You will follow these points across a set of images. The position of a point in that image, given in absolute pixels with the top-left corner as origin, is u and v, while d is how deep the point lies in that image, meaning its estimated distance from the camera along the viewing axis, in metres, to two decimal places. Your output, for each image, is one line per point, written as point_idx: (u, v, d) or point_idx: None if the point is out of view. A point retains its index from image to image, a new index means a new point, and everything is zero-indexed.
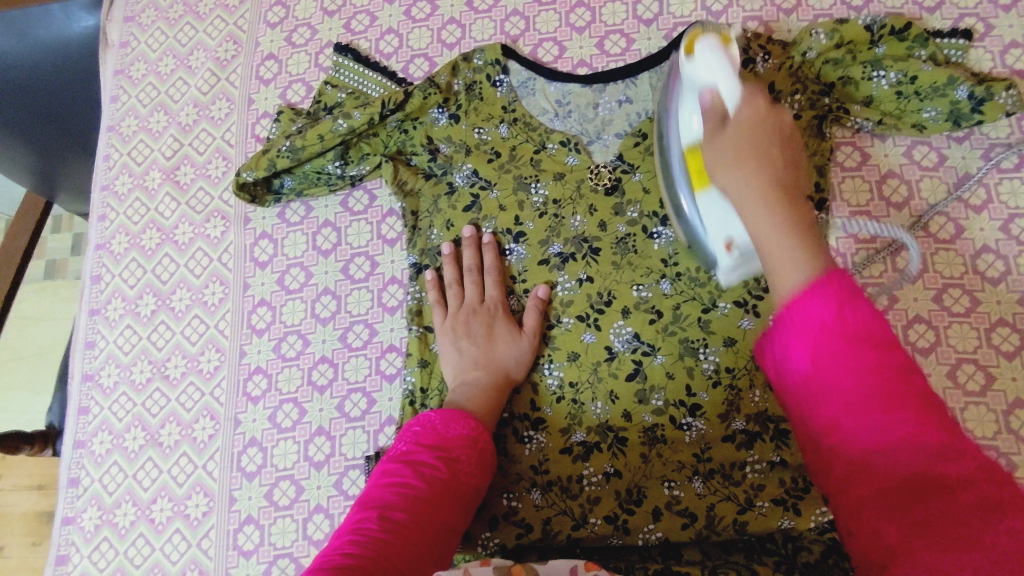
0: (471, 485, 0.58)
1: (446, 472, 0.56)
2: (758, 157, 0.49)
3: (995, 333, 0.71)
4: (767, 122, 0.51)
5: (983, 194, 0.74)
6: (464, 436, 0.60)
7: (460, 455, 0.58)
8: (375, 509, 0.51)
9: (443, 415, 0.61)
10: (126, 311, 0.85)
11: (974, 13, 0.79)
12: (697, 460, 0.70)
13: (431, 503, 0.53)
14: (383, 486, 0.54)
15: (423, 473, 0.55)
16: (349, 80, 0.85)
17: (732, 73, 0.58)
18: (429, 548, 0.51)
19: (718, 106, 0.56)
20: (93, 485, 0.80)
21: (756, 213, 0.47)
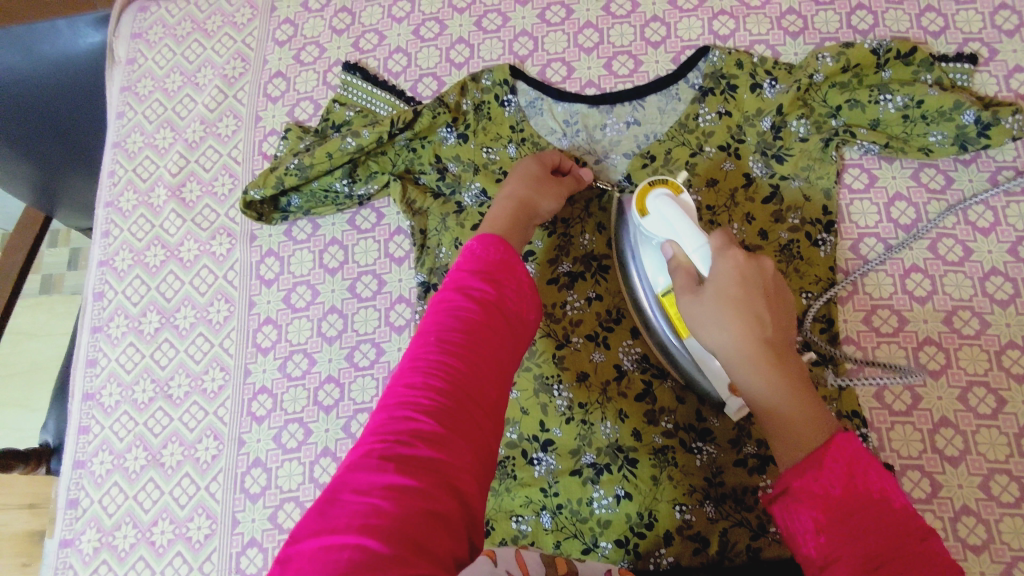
0: (523, 305, 0.57)
1: (497, 300, 0.55)
2: (746, 316, 0.52)
3: (1005, 355, 0.71)
4: (750, 276, 0.53)
5: (991, 216, 0.75)
6: (505, 261, 0.58)
7: (503, 280, 0.57)
8: (429, 345, 0.51)
9: (482, 242, 0.59)
10: (129, 329, 0.84)
11: (978, 37, 0.80)
12: (708, 484, 0.70)
13: (483, 334, 0.52)
14: (433, 323, 0.53)
15: (470, 297, 0.54)
16: (358, 98, 0.85)
17: (691, 226, 0.59)
18: (487, 380, 0.51)
19: (685, 264, 0.58)
20: (93, 507, 0.78)
21: (739, 363, 0.51)
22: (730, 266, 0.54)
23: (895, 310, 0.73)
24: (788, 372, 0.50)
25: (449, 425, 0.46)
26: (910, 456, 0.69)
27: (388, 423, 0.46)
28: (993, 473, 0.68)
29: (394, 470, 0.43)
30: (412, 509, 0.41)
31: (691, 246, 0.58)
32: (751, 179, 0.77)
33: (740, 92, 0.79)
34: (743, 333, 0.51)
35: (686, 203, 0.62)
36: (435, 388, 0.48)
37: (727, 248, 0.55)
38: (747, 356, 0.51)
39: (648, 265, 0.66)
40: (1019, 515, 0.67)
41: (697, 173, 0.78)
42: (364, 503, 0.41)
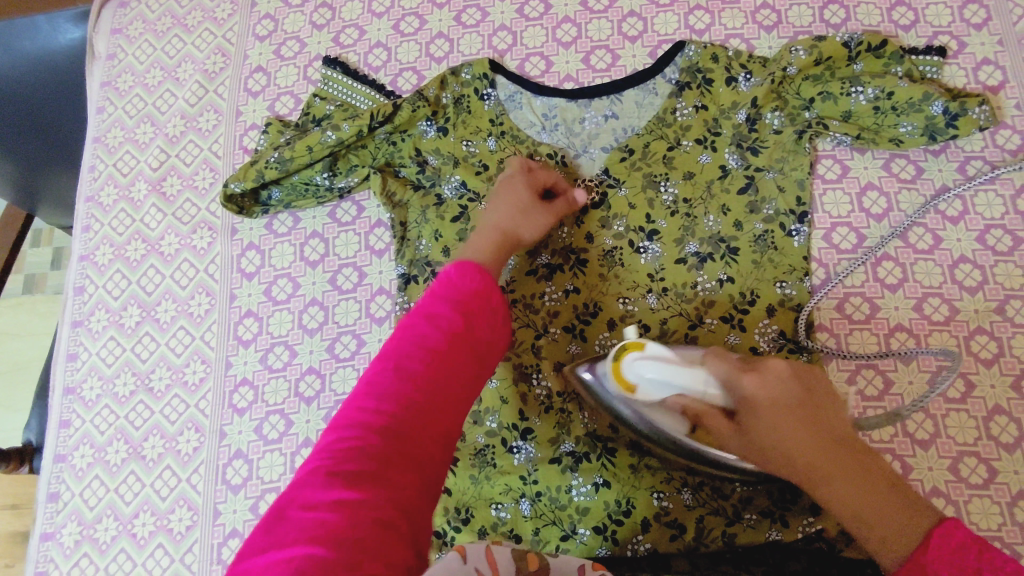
0: (490, 336, 0.58)
1: (463, 329, 0.56)
2: (806, 427, 0.51)
3: (974, 340, 0.72)
4: (787, 392, 0.52)
5: (959, 206, 0.76)
6: (476, 290, 0.58)
7: (471, 308, 0.57)
8: (387, 371, 0.52)
9: (458, 268, 0.59)
10: (110, 322, 0.84)
11: (947, 31, 0.82)
12: (685, 472, 0.70)
13: (443, 365, 0.53)
14: (396, 349, 0.53)
15: (436, 327, 0.55)
16: (338, 92, 0.85)
17: (692, 370, 0.56)
18: (444, 407, 0.52)
19: (705, 409, 0.55)
20: (74, 500, 0.78)
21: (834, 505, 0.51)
22: (756, 386, 0.52)
23: (867, 297, 0.75)
24: (840, 456, 0.51)
25: (400, 448, 0.47)
26: (882, 440, 0.71)
27: (339, 442, 0.46)
28: (962, 456, 0.69)
29: (343, 486, 0.43)
30: (361, 524, 0.41)
31: (699, 386, 0.55)
32: (727, 171, 0.78)
33: (716, 86, 0.80)
34: (808, 446, 0.51)
35: (659, 354, 0.58)
36: (389, 413, 0.48)
37: (739, 374, 0.53)
38: (823, 475, 0.51)
39: (651, 399, 0.60)
40: (988, 496, 0.68)
41: (674, 166, 0.79)
42: (310, 516, 0.41)
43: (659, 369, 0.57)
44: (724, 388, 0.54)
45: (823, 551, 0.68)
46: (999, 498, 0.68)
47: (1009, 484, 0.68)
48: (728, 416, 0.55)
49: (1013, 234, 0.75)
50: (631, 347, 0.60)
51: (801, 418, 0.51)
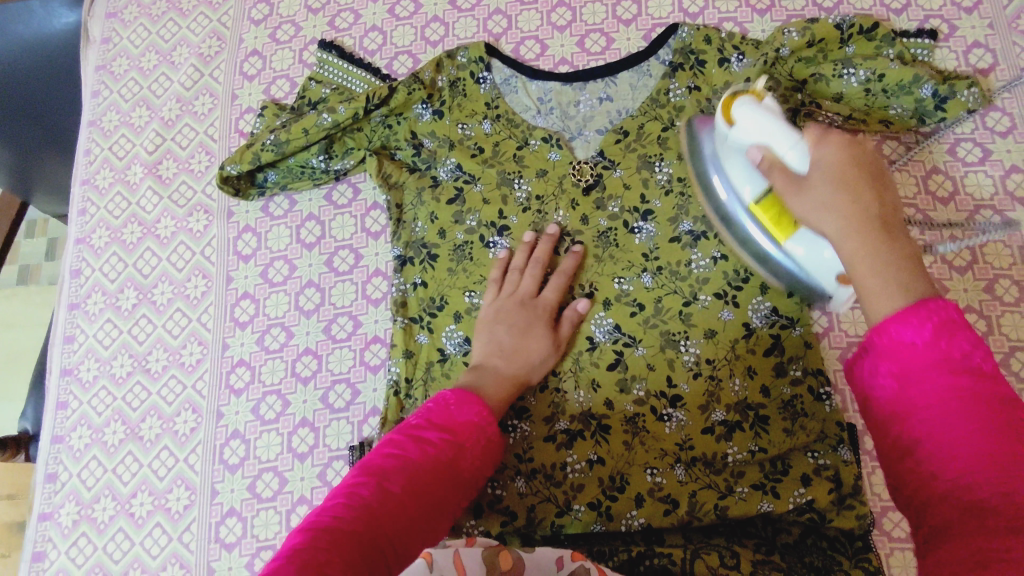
0: (476, 470, 0.55)
1: (458, 436, 0.55)
2: (852, 190, 0.49)
3: (963, 319, 0.73)
4: (860, 156, 0.51)
5: (950, 187, 0.77)
6: (471, 422, 0.56)
7: (475, 441, 0.55)
8: (366, 479, 0.48)
9: (457, 398, 0.57)
10: (106, 305, 0.84)
11: (938, 14, 0.82)
12: (679, 448, 0.71)
13: (425, 495, 0.49)
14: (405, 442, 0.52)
15: (425, 449, 0.52)
16: (334, 75, 0.86)
17: (785, 126, 0.56)
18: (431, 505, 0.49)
19: (778, 162, 0.54)
20: (72, 480, 0.79)
21: (842, 237, 0.48)
22: (832, 147, 0.51)
23: None
24: (893, 235, 0.47)
25: (368, 554, 0.43)
26: None
27: (306, 540, 0.42)
28: None
29: None
30: None
31: (787, 145, 0.54)
32: None
33: (709, 67, 0.81)
34: (846, 212, 0.48)
35: (773, 107, 0.58)
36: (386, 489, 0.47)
37: (826, 135, 0.52)
38: (847, 215, 0.48)
39: (733, 176, 0.62)
40: None
41: (668, 147, 0.79)
42: None
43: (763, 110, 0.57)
44: (808, 155, 0.53)
45: (814, 523, 0.69)
46: None
47: None
48: (788, 176, 0.53)
49: (1003, 214, 0.75)
50: (752, 94, 0.60)
51: (868, 198, 0.48)
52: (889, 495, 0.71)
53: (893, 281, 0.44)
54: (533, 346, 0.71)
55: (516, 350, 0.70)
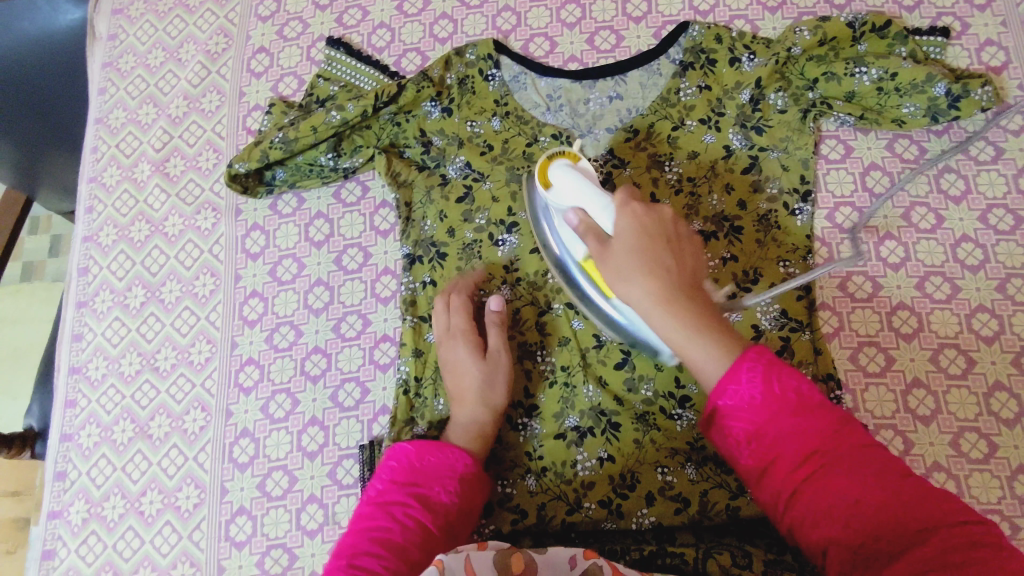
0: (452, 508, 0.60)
1: (426, 487, 0.61)
2: (653, 269, 0.54)
3: (975, 319, 0.73)
4: (651, 230, 0.56)
5: (962, 185, 0.76)
6: (435, 469, 0.62)
7: (450, 483, 0.61)
8: (341, 563, 0.53)
9: (416, 446, 0.63)
10: (115, 303, 0.84)
11: (951, 12, 0.82)
12: (690, 447, 0.71)
13: (405, 555, 0.55)
14: (371, 499, 0.59)
15: (394, 516, 0.58)
16: (342, 73, 0.85)
17: (599, 190, 0.59)
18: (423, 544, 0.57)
19: (593, 227, 0.58)
20: (81, 479, 0.79)
21: (648, 305, 0.53)
22: (627, 223, 0.56)
23: (870, 276, 0.75)
24: (691, 293, 0.54)
25: None
26: (884, 417, 0.71)
27: None
28: (962, 432, 0.70)
29: None
30: None
31: (598, 210, 0.58)
32: (730, 151, 0.79)
33: (719, 66, 0.81)
34: (648, 302, 0.53)
35: (586, 170, 0.62)
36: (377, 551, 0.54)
37: (626, 204, 0.57)
38: (651, 301, 0.53)
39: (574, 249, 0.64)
40: (988, 470, 0.68)
41: (678, 146, 0.80)
42: None
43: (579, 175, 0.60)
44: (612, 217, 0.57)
45: None
46: (1000, 473, 0.68)
47: (1010, 459, 0.69)
48: (600, 241, 0.57)
49: (1015, 213, 0.75)
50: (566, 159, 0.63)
51: (657, 253, 0.55)
52: None
53: (690, 329, 0.52)
54: (474, 378, 0.70)
55: (463, 392, 0.70)
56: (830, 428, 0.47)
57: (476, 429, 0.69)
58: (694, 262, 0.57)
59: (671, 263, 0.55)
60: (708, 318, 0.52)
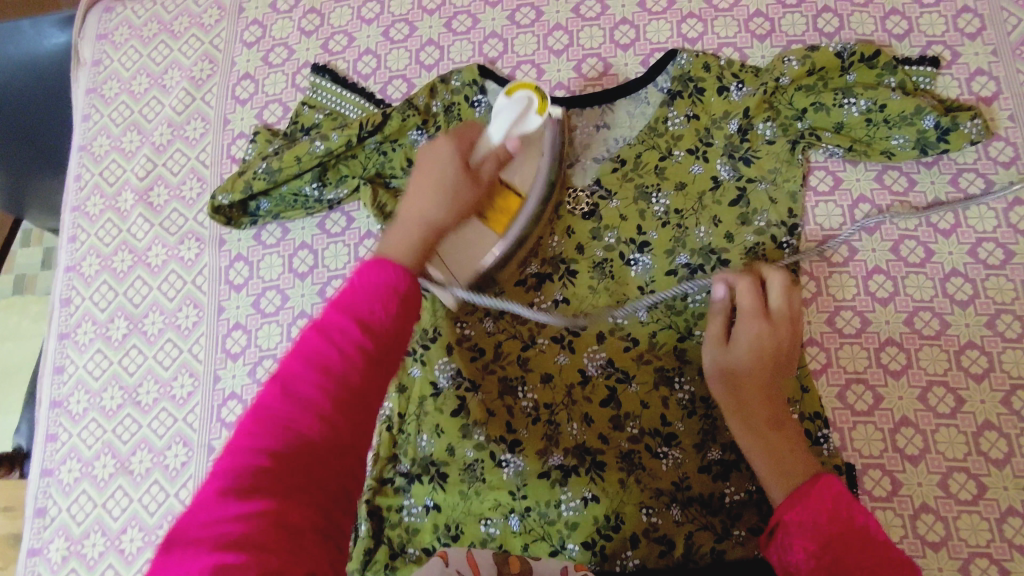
0: (392, 326, 0.52)
1: (363, 307, 0.52)
2: (762, 387, 0.65)
3: (964, 355, 0.72)
4: (775, 319, 0.67)
5: (952, 218, 0.76)
6: (378, 302, 0.52)
7: (388, 301, 0.53)
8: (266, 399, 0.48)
9: (368, 272, 0.53)
10: (97, 335, 0.83)
11: (941, 40, 0.81)
12: (675, 488, 0.71)
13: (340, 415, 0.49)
14: (254, 435, 0.47)
15: (333, 344, 0.50)
16: (327, 101, 0.84)
17: (505, 130, 0.66)
18: (314, 485, 0.47)
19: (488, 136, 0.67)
20: (62, 515, 0.78)
21: (720, 394, 0.67)
22: (753, 336, 0.66)
23: (858, 311, 0.75)
24: (771, 396, 0.65)
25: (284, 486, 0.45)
26: (871, 456, 0.71)
27: (236, 464, 0.46)
28: (951, 472, 0.69)
29: (239, 499, 0.44)
30: (260, 527, 0.43)
31: (500, 128, 0.67)
32: (718, 182, 0.78)
33: (708, 95, 0.80)
34: (750, 403, 0.65)
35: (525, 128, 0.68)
36: (249, 516, 0.43)
37: (755, 317, 0.67)
38: (755, 386, 0.65)
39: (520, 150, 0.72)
40: (976, 512, 0.68)
41: (665, 177, 0.79)
42: (214, 532, 0.42)
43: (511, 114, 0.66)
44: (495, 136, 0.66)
45: None
46: (988, 514, 0.68)
47: (998, 500, 0.68)
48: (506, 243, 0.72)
49: (1005, 247, 0.74)
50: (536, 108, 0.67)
51: (769, 355, 0.66)
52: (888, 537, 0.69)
53: (778, 468, 0.62)
54: (441, 190, 0.64)
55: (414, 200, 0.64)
56: (847, 503, 0.58)
57: (425, 221, 0.62)
58: (751, 336, 0.66)
59: (774, 349, 0.66)
60: (769, 419, 0.64)
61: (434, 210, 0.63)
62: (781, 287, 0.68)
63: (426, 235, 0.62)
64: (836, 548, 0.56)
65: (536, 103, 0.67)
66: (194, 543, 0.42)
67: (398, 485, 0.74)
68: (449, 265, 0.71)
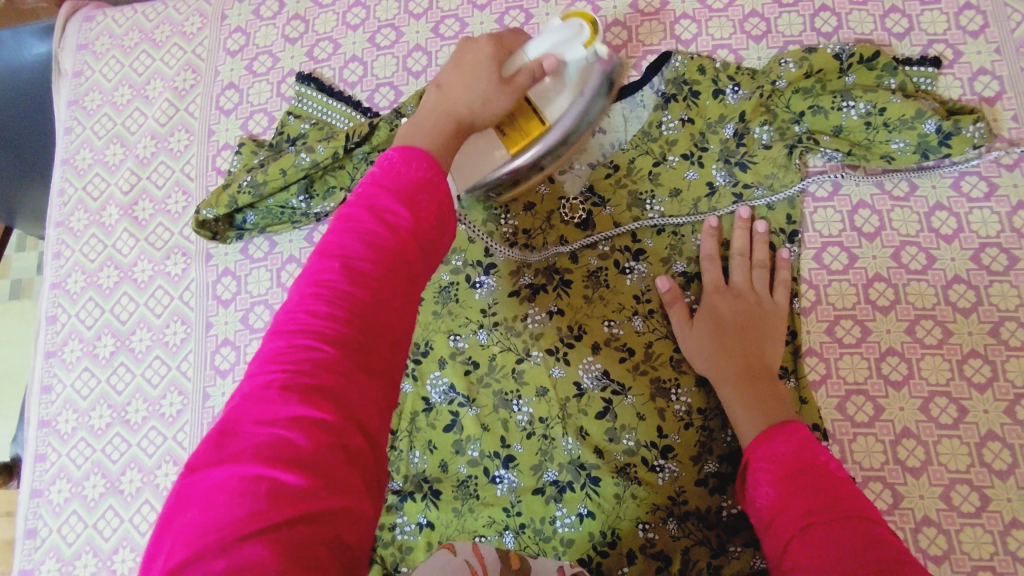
0: (435, 238, 0.50)
1: (413, 190, 0.49)
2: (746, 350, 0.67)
3: (967, 364, 0.70)
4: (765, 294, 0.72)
5: (954, 223, 0.74)
6: (425, 179, 0.51)
7: (433, 201, 0.50)
8: (323, 273, 0.45)
9: (404, 154, 0.51)
10: (83, 353, 0.82)
11: (943, 39, 0.78)
12: (672, 502, 0.69)
13: (396, 264, 0.47)
14: (282, 350, 0.42)
15: (382, 221, 0.48)
16: (313, 110, 0.82)
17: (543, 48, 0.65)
18: (369, 382, 0.44)
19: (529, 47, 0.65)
20: (52, 536, 0.77)
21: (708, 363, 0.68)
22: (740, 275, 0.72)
23: (858, 320, 0.73)
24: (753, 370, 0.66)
25: (349, 362, 0.43)
26: (872, 468, 0.70)
27: (279, 356, 0.42)
28: (954, 484, 0.68)
29: (295, 399, 0.40)
30: (321, 442, 0.39)
31: (539, 48, 0.65)
32: (714, 188, 0.76)
33: (703, 98, 0.77)
34: (728, 364, 0.67)
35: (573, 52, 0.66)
36: (300, 425, 0.39)
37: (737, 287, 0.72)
38: (736, 349, 0.67)
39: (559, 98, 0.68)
40: (980, 525, 0.67)
41: (660, 183, 0.77)
42: (264, 436, 0.39)
43: (554, 39, 0.65)
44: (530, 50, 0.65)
45: None
46: (992, 527, 0.67)
47: (1002, 512, 0.67)
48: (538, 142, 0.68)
49: (1009, 253, 0.72)
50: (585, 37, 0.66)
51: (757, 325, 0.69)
52: None
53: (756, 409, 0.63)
54: (483, 72, 0.60)
55: (456, 87, 0.59)
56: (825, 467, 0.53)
57: (454, 111, 0.58)
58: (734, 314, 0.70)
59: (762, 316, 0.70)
60: (755, 387, 0.65)
61: (477, 99, 0.59)
62: (743, 259, 0.73)
63: (461, 118, 0.58)
64: (787, 476, 0.53)
65: (585, 34, 0.66)
66: (233, 460, 0.38)
67: (390, 503, 0.73)
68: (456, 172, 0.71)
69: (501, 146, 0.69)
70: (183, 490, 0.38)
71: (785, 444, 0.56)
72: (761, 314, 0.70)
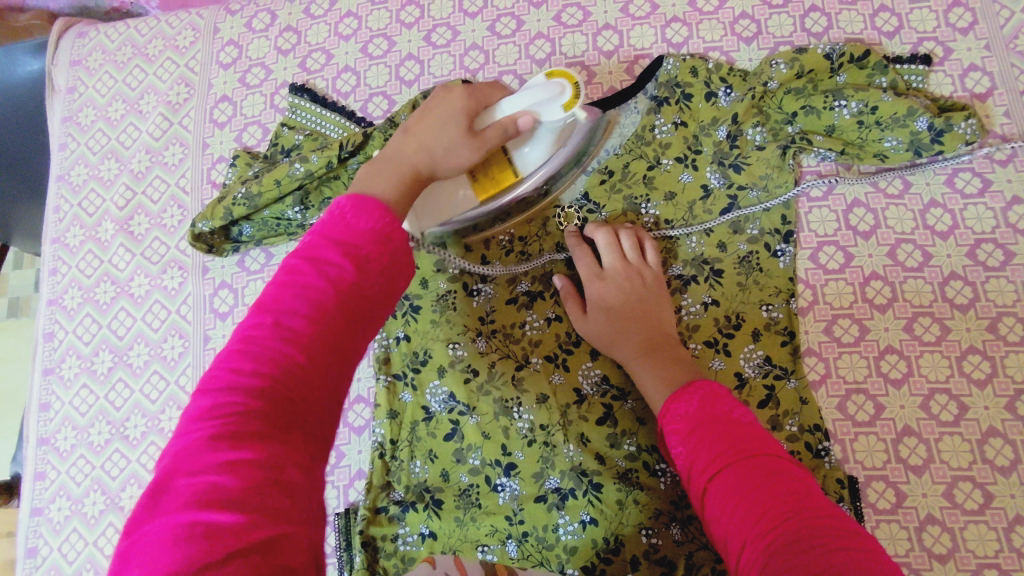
0: (380, 289, 0.53)
1: (357, 245, 0.53)
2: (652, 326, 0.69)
3: (966, 360, 0.70)
4: (625, 273, 0.72)
5: (949, 220, 0.74)
6: (377, 233, 0.54)
7: (377, 252, 0.53)
8: (262, 329, 0.48)
9: (356, 207, 0.54)
10: (82, 369, 0.82)
11: (933, 36, 0.79)
12: (674, 506, 0.69)
13: (329, 318, 0.50)
14: (217, 400, 0.45)
15: (323, 275, 0.51)
16: (306, 121, 0.82)
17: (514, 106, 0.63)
18: (299, 429, 0.46)
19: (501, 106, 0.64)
20: (53, 555, 0.77)
21: (619, 345, 0.69)
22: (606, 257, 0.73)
23: (856, 319, 0.73)
24: (659, 344, 0.68)
25: (274, 411, 0.45)
26: (874, 468, 0.69)
27: (215, 405, 0.44)
28: (957, 481, 0.68)
29: (229, 445, 0.42)
30: (253, 485, 0.41)
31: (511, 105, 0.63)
32: (708, 190, 0.76)
33: (696, 101, 0.77)
34: (638, 343, 0.68)
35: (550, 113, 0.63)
36: (234, 467, 0.41)
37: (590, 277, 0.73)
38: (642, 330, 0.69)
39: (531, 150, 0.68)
40: (984, 522, 0.67)
41: (654, 187, 0.77)
42: (201, 482, 0.41)
43: (524, 95, 0.63)
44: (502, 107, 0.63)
45: None
46: (995, 523, 0.67)
47: (1006, 508, 0.67)
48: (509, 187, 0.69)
49: (1004, 248, 0.72)
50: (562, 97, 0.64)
51: (638, 303, 0.70)
52: (895, 551, 0.67)
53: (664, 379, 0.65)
54: (451, 123, 0.62)
55: (422, 139, 0.62)
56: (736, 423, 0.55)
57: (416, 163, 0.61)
58: (645, 294, 0.71)
59: (621, 300, 0.71)
60: (662, 359, 0.67)
61: (438, 152, 0.62)
62: (605, 239, 0.74)
63: (419, 169, 0.62)
64: (700, 430, 0.55)
65: (567, 95, 0.64)
66: (171, 505, 0.40)
67: (391, 514, 0.73)
68: (423, 215, 0.70)
69: (469, 189, 0.69)
70: (129, 541, 0.40)
71: (687, 400, 0.58)
72: (633, 290, 0.71)
